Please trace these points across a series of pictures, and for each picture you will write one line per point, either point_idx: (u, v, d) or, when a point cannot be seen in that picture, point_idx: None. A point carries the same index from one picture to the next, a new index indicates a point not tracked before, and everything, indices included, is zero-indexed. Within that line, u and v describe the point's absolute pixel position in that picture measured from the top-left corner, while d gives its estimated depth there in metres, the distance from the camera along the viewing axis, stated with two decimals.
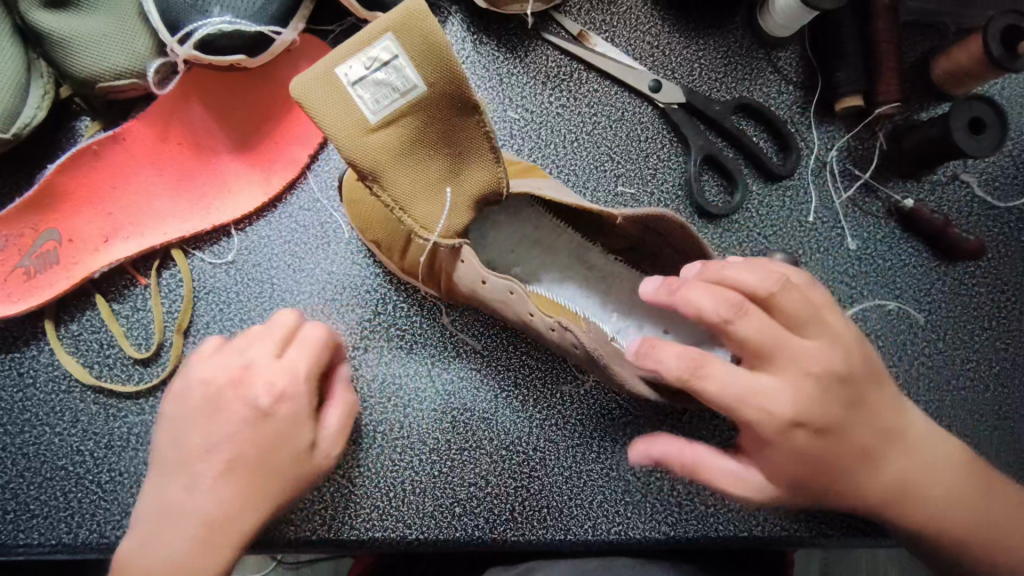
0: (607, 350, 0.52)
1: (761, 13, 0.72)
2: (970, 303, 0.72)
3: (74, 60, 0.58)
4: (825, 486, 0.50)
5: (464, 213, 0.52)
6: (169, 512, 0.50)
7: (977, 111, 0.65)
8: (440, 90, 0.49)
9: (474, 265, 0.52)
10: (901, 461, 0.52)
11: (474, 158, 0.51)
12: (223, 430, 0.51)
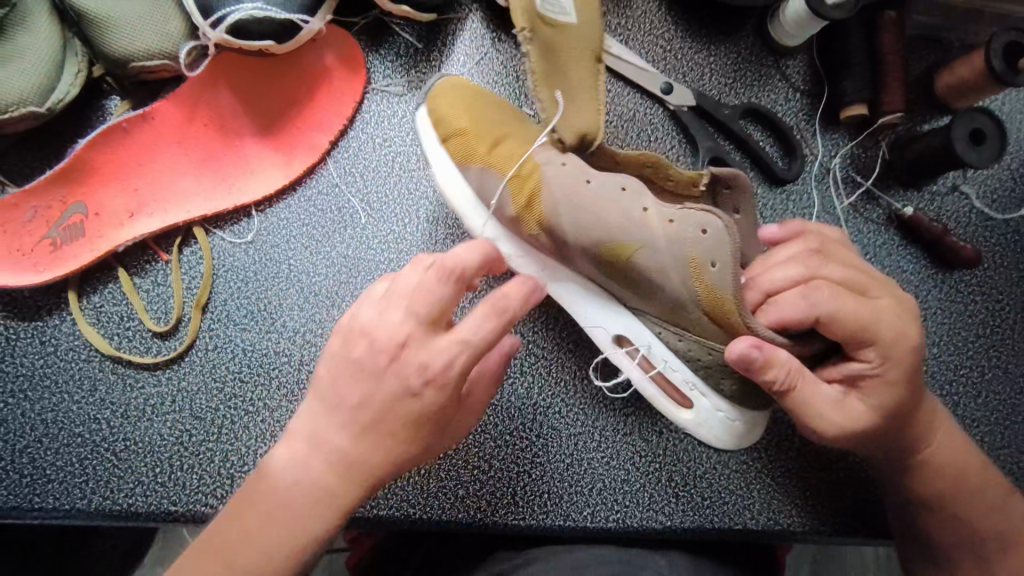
0: (696, 263, 0.56)
1: (772, 21, 0.74)
2: (965, 311, 0.74)
3: (110, 40, 0.60)
4: (905, 422, 0.56)
5: (567, 132, 0.64)
6: (298, 479, 0.46)
7: (979, 122, 0.67)
8: (586, 32, 0.67)
9: (581, 168, 0.61)
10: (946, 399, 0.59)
11: (586, 103, 0.65)
12: (361, 375, 0.47)
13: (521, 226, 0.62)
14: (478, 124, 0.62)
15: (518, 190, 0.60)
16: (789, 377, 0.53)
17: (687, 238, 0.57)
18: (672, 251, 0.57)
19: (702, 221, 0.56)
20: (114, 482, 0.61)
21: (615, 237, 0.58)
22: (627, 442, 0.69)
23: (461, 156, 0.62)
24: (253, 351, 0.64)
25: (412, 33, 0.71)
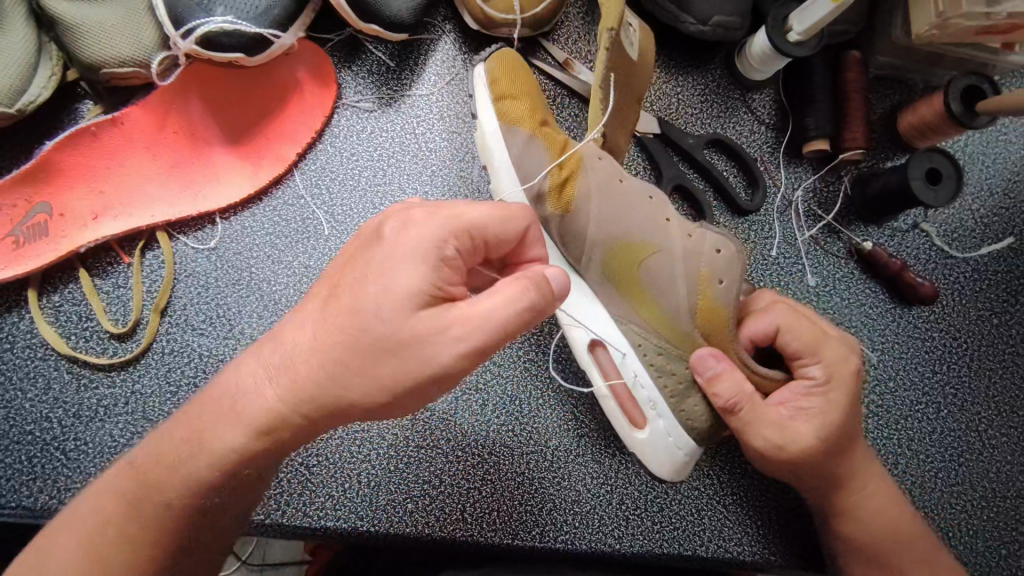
0: (714, 268, 0.59)
1: (739, 56, 0.76)
2: (922, 347, 0.75)
3: (84, 46, 0.61)
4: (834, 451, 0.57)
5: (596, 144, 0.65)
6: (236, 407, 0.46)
7: (935, 162, 0.69)
8: (641, 78, 0.67)
9: (614, 167, 0.63)
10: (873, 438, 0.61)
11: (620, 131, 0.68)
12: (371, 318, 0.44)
13: (542, 202, 0.63)
14: (529, 97, 0.66)
15: (554, 167, 0.62)
16: (735, 397, 0.56)
17: (702, 255, 0.60)
18: (684, 263, 0.60)
19: (716, 241, 0.60)
20: (62, 481, 0.61)
21: (631, 237, 0.61)
22: (580, 462, 0.69)
23: (508, 119, 0.64)
24: (209, 357, 0.65)
25: (385, 51, 0.72)
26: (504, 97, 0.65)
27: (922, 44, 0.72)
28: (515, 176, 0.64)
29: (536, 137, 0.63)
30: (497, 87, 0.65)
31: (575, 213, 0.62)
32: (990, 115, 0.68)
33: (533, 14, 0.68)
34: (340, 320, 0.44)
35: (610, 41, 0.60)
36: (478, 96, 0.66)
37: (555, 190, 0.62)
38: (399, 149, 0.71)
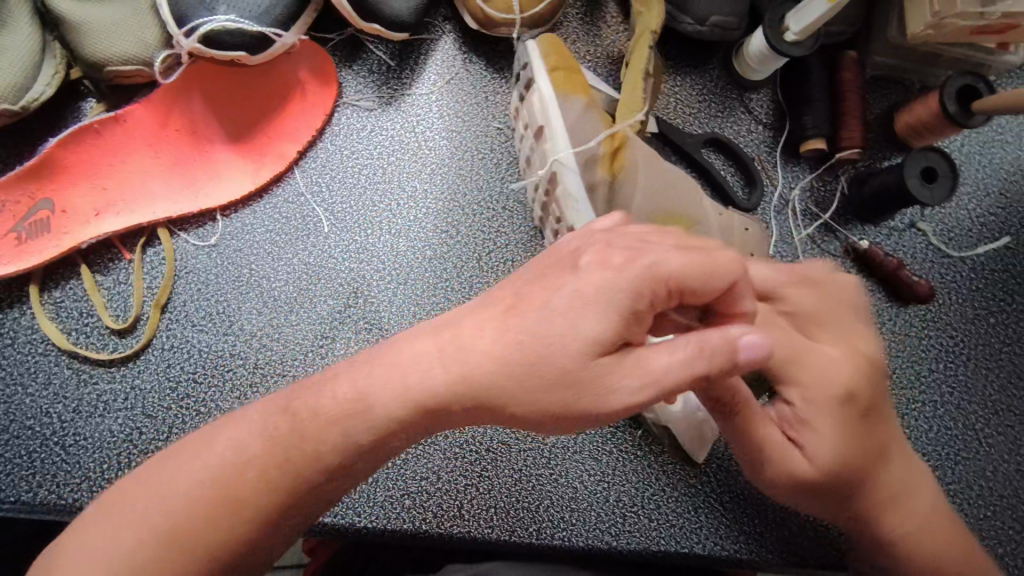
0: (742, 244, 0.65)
1: (737, 56, 0.76)
2: (920, 346, 0.75)
3: (87, 44, 0.62)
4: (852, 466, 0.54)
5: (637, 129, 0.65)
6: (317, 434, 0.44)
7: (931, 161, 0.69)
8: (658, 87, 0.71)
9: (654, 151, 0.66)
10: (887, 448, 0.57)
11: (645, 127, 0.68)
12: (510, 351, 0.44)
13: (593, 166, 0.60)
14: (579, 75, 0.64)
15: (610, 136, 0.61)
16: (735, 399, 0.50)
17: (735, 230, 0.65)
18: (722, 233, 0.64)
19: (743, 223, 0.67)
20: (61, 476, 0.61)
21: (674, 209, 0.63)
22: (577, 460, 0.69)
23: (565, 88, 0.62)
24: (208, 352, 0.65)
25: (385, 51, 0.73)
26: (558, 67, 0.62)
27: (916, 44, 0.73)
28: (572, 139, 0.60)
29: (594, 108, 0.62)
30: (551, 59, 0.63)
31: (626, 181, 0.62)
32: (985, 114, 0.68)
33: (531, 14, 0.69)
34: (521, 340, 0.44)
35: (655, 39, 0.66)
36: (529, 65, 0.63)
37: (609, 155, 0.61)
38: (399, 146, 0.71)
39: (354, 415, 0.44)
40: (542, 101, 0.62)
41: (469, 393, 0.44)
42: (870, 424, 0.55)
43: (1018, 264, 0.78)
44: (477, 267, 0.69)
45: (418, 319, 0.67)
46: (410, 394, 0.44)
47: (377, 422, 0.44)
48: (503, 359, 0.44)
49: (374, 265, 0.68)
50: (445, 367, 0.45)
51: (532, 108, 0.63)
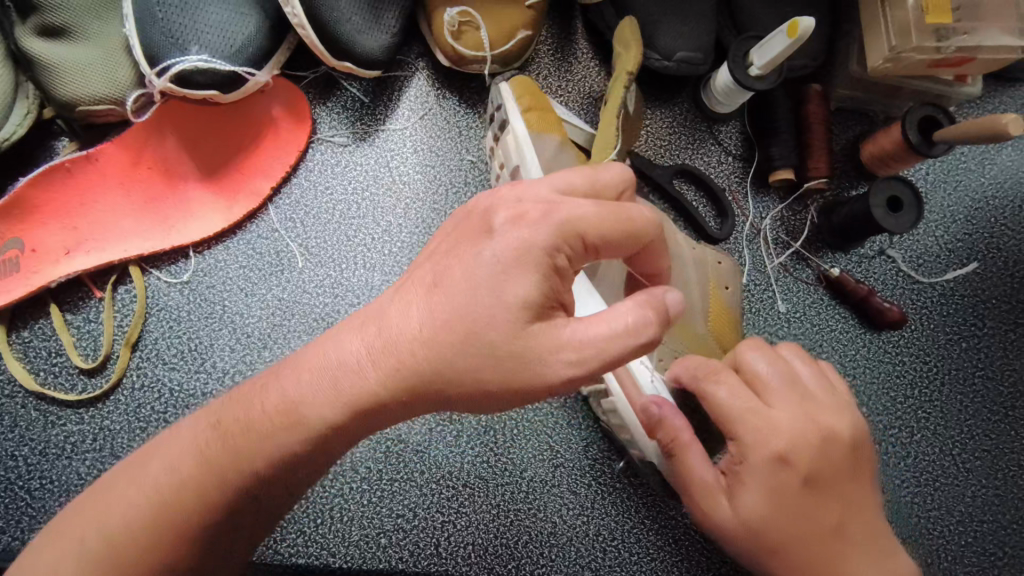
0: (720, 276, 0.67)
1: (704, 89, 0.78)
2: (893, 371, 0.75)
3: (59, 85, 0.62)
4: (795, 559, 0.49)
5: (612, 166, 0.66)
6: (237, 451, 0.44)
7: (895, 190, 0.71)
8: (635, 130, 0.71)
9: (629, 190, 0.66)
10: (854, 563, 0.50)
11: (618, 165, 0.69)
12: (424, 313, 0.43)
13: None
14: (551, 116, 0.65)
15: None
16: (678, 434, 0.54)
17: (708, 264, 0.67)
18: (697, 268, 0.65)
19: (716, 256, 0.68)
20: (26, 521, 0.60)
21: None
22: (555, 493, 0.68)
23: (539, 128, 0.63)
24: (180, 392, 0.64)
25: (359, 87, 0.74)
26: (532, 108, 0.64)
27: (877, 77, 0.75)
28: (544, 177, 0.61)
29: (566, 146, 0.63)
30: (524, 100, 0.64)
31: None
32: (947, 144, 0.70)
33: (503, 50, 0.70)
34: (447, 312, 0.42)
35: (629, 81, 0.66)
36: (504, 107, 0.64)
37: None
38: (373, 181, 0.72)
39: (292, 426, 0.43)
40: (517, 141, 0.62)
41: (405, 385, 0.43)
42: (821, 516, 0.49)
43: (987, 289, 0.79)
44: None
45: None
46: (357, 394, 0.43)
47: (315, 426, 0.43)
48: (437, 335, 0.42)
49: (349, 300, 0.68)
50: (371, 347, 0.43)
51: (507, 149, 0.64)
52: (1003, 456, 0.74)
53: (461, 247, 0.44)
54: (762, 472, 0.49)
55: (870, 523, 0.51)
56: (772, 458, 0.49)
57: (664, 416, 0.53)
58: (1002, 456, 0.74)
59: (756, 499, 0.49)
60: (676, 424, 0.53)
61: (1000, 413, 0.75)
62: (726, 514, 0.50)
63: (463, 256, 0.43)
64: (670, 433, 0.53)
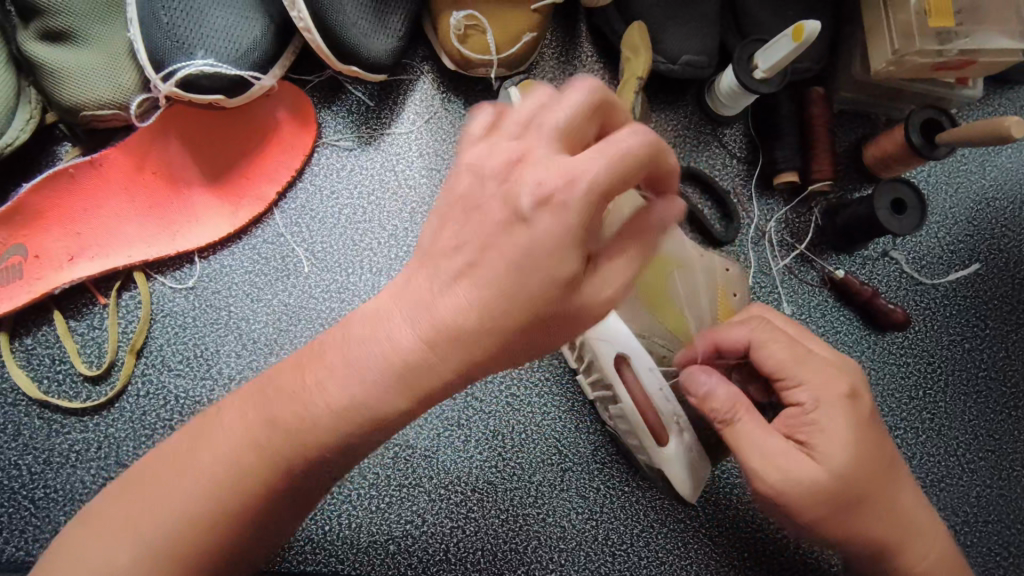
0: (730, 278, 0.68)
1: (708, 92, 0.78)
2: (898, 372, 0.76)
3: (63, 90, 0.62)
4: (868, 501, 0.50)
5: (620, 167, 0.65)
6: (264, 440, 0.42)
7: (899, 192, 0.71)
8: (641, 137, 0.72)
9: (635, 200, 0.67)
10: (904, 492, 0.53)
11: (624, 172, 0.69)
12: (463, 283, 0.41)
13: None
14: None
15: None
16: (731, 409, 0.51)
17: (716, 272, 0.67)
18: (705, 275, 0.67)
19: (724, 263, 0.69)
20: (30, 531, 0.59)
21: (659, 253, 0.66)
22: (564, 498, 0.68)
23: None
24: (186, 399, 0.64)
25: (364, 91, 0.74)
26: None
27: (879, 80, 0.76)
28: None
29: None
30: None
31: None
32: (949, 147, 0.71)
33: (508, 54, 0.70)
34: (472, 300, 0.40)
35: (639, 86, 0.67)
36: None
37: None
38: (379, 186, 0.72)
39: (304, 405, 0.42)
40: None
41: (442, 342, 0.41)
42: (883, 445, 0.52)
43: (989, 290, 0.80)
44: None
45: None
46: (404, 363, 0.41)
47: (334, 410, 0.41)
48: (482, 300, 0.40)
49: (355, 304, 0.68)
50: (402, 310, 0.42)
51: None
52: (1006, 455, 0.74)
53: (479, 188, 0.42)
54: (844, 414, 0.50)
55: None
56: (848, 398, 0.51)
57: (713, 389, 0.51)
58: (1005, 455, 0.74)
59: (844, 445, 0.49)
60: (729, 393, 0.51)
61: (1003, 413, 0.76)
62: (818, 476, 0.48)
63: (468, 199, 0.42)
64: (726, 405, 0.51)
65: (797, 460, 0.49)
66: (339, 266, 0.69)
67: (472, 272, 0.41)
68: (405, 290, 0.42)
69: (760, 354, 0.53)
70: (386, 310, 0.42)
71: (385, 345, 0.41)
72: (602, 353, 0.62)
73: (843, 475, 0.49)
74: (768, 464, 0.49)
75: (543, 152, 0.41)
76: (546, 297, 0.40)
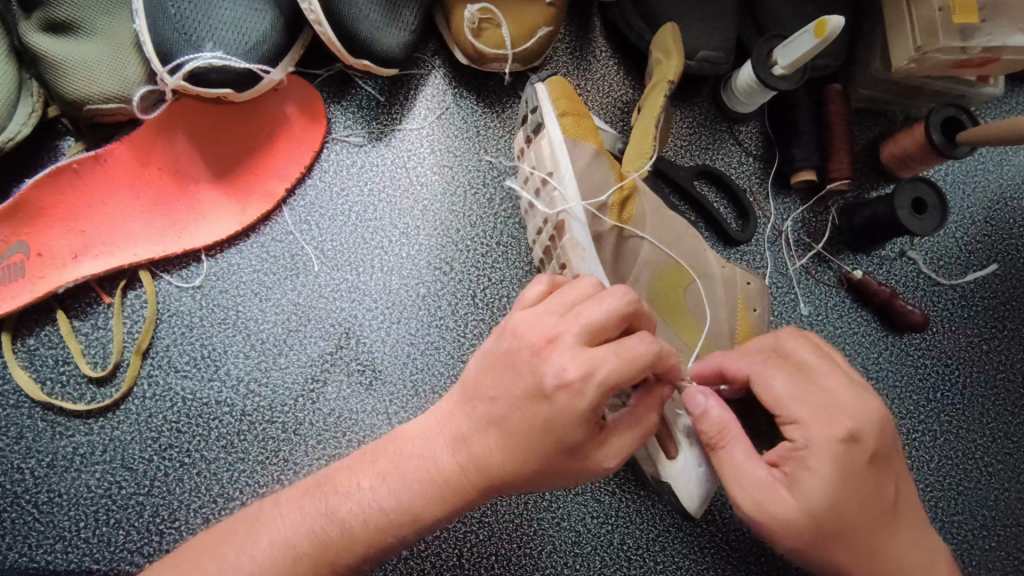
0: (751, 290, 0.67)
1: (724, 89, 0.77)
2: (915, 374, 0.75)
3: (66, 82, 0.60)
4: (848, 541, 0.46)
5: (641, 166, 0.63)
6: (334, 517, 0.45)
7: (920, 192, 0.70)
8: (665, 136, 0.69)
9: (653, 201, 0.66)
10: (898, 534, 0.48)
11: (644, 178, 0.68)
12: (510, 388, 0.44)
13: (601, 216, 0.61)
14: (589, 122, 0.64)
15: (618, 187, 0.62)
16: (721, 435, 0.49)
17: (736, 284, 0.66)
18: (724, 287, 0.65)
19: (745, 276, 0.68)
20: (33, 537, 0.57)
21: (679, 260, 0.64)
22: (579, 501, 0.66)
23: (575, 134, 0.62)
24: (193, 401, 0.62)
25: (375, 86, 0.72)
26: (569, 112, 0.62)
27: (899, 77, 0.75)
28: (580, 188, 0.60)
29: (603, 155, 0.62)
30: (561, 103, 0.63)
31: (634, 229, 0.63)
32: (970, 146, 0.70)
33: (523, 48, 0.69)
34: (517, 433, 0.44)
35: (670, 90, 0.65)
36: (539, 108, 0.63)
37: (618, 205, 0.62)
38: (391, 183, 0.70)
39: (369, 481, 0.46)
40: (552, 147, 0.61)
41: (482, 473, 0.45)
42: (877, 483, 0.47)
43: (1007, 290, 0.79)
44: (472, 304, 0.68)
45: (413, 359, 0.65)
46: (444, 481, 0.45)
47: (422, 522, 0.45)
48: (506, 448, 0.44)
49: (366, 304, 0.67)
50: (447, 440, 0.47)
51: (540, 152, 0.62)
52: None
53: (517, 352, 0.45)
54: (832, 459, 0.46)
55: (914, 504, 0.50)
56: (844, 442, 0.46)
57: (708, 410, 0.50)
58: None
59: (823, 489, 0.45)
60: (723, 416, 0.50)
61: (1021, 416, 0.75)
62: (786, 507, 0.45)
63: (508, 354, 0.45)
64: (715, 427, 0.50)
65: (767, 492, 0.46)
66: (350, 270, 0.67)
67: (500, 423, 0.44)
68: (449, 416, 0.47)
69: (761, 388, 0.50)
70: (428, 434, 0.47)
71: (430, 465, 0.46)
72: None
73: (818, 518, 0.45)
74: (738, 491, 0.47)
75: (573, 340, 0.44)
76: (552, 461, 0.44)
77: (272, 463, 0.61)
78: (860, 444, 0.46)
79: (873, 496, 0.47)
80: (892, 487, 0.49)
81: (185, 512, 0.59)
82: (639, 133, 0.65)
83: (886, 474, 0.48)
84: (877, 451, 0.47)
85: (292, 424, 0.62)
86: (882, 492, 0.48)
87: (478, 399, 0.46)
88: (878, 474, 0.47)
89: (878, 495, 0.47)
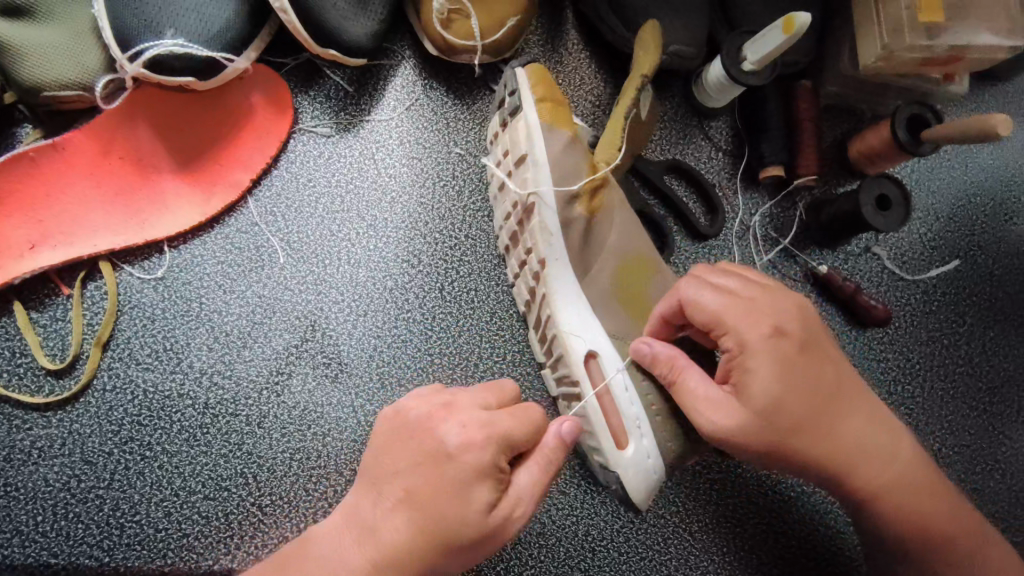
0: None
1: (695, 84, 0.77)
2: (878, 368, 0.76)
3: (21, 68, 0.58)
4: (807, 431, 0.50)
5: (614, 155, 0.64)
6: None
7: (884, 189, 0.71)
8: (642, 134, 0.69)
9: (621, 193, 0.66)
10: (852, 416, 0.52)
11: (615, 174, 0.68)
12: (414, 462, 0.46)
13: (571, 204, 0.61)
14: (566, 111, 0.64)
15: (589, 178, 0.62)
16: (672, 371, 0.53)
17: None
18: None
19: None
20: None
21: (641, 254, 0.64)
22: (545, 495, 0.66)
23: (552, 121, 0.62)
24: (154, 393, 0.61)
25: (343, 76, 0.72)
26: (546, 99, 0.62)
27: (868, 74, 0.76)
28: (551, 175, 0.60)
29: (576, 145, 0.62)
30: (539, 89, 0.63)
31: (601, 220, 0.63)
32: (933, 144, 0.70)
33: (493, 41, 0.68)
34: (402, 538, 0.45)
35: (641, 86, 0.64)
36: (518, 91, 0.63)
37: (588, 194, 0.62)
38: (359, 174, 0.70)
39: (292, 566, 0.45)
40: (528, 130, 0.61)
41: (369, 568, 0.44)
42: (818, 372, 0.51)
43: (967, 286, 0.80)
44: (439, 296, 0.68)
45: (379, 353, 0.65)
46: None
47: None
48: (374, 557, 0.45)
49: (332, 296, 0.66)
50: (353, 531, 0.46)
51: (516, 133, 0.63)
52: (980, 451, 0.75)
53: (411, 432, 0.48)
54: (768, 352, 0.49)
55: (856, 381, 0.54)
56: (771, 336, 0.50)
57: (656, 352, 0.54)
58: (980, 450, 0.75)
59: (769, 385, 0.49)
60: (671, 351, 0.53)
61: (978, 409, 0.76)
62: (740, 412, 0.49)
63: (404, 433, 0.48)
64: (667, 361, 0.53)
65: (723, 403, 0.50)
66: (313, 262, 0.67)
67: (407, 499, 0.45)
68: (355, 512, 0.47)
69: (692, 302, 0.52)
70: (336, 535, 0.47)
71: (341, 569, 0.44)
72: (574, 349, 0.59)
73: (768, 412, 0.49)
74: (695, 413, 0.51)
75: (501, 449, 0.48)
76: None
77: (234, 456, 0.61)
78: (788, 338, 0.50)
79: (817, 386, 0.51)
80: (837, 374, 0.52)
81: (146, 506, 0.59)
82: (614, 123, 0.65)
83: (826, 363, 0.52)
84: (808, 343, 0.51)
85: (256, 416, 0.62)
86: (828, 378, 0.51)
87: (387, 476, 0.47)
88: (818, 365, 0.51)
89: (822, 382, 0.51)
